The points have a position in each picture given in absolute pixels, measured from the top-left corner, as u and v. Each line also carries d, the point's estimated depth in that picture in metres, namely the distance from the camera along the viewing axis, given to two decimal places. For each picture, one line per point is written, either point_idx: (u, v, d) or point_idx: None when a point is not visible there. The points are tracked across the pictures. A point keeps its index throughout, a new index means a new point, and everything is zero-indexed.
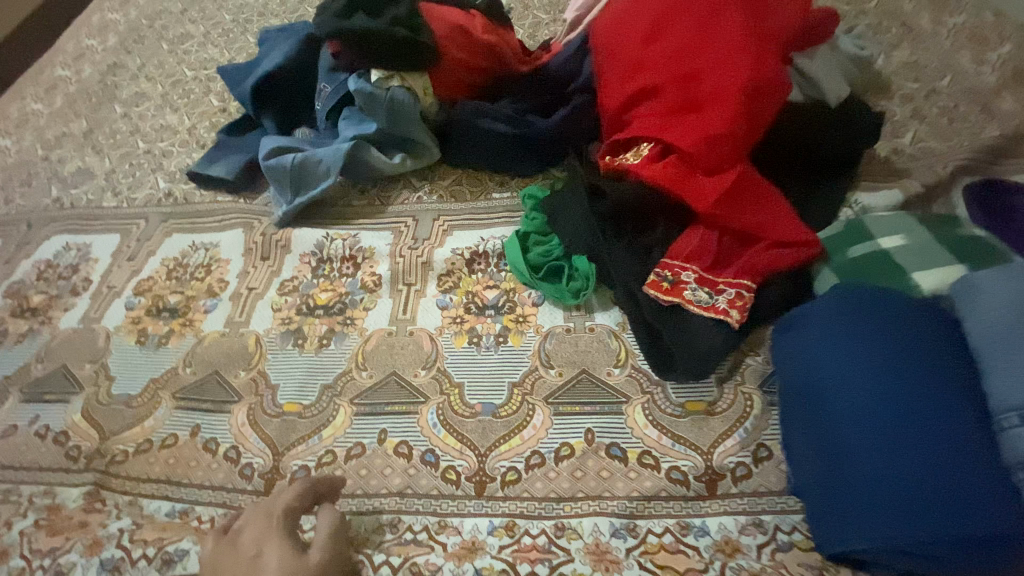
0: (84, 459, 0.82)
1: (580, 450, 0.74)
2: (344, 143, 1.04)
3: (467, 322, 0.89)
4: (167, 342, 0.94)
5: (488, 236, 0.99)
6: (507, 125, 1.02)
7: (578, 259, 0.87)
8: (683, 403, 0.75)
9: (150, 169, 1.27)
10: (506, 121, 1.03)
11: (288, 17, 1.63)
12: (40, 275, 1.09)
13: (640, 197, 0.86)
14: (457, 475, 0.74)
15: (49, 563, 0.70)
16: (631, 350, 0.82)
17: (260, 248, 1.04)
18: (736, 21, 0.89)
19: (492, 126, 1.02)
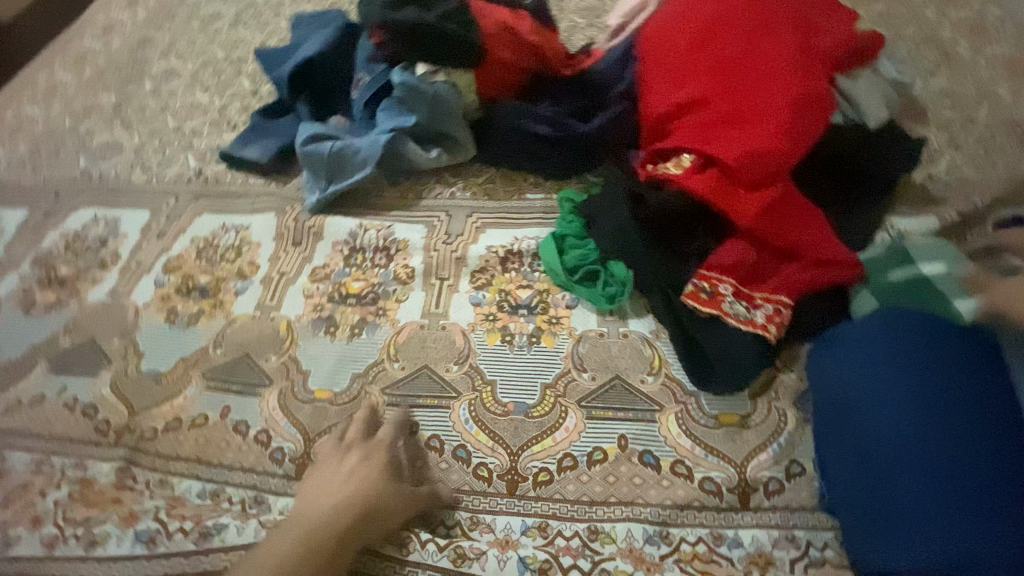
0: (113, 433, 0.82)
1: (613, 456, 0.74)
2: (382, 135, 1.04)
3: (499, 320, 0.90)
4: (197, 322, 0.93)
5: (522, 237, 0.99)
6: (548, 127, 1.02)
7: (614, 264, 0.87)
8: (716, 414, 0.76)
9: (180, 147, 1.27)
10: (547, 123, 1.03)
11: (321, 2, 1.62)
12: (67, 247, 1.08)
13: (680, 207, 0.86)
14: (489, 473, 0.75)
15: (83, 533, 0.72)
16: (665, 358, 0.82)
17: (292, 233, 1.04)
18: (784, 40, 0.90)
19: (532, 128, 1.03)
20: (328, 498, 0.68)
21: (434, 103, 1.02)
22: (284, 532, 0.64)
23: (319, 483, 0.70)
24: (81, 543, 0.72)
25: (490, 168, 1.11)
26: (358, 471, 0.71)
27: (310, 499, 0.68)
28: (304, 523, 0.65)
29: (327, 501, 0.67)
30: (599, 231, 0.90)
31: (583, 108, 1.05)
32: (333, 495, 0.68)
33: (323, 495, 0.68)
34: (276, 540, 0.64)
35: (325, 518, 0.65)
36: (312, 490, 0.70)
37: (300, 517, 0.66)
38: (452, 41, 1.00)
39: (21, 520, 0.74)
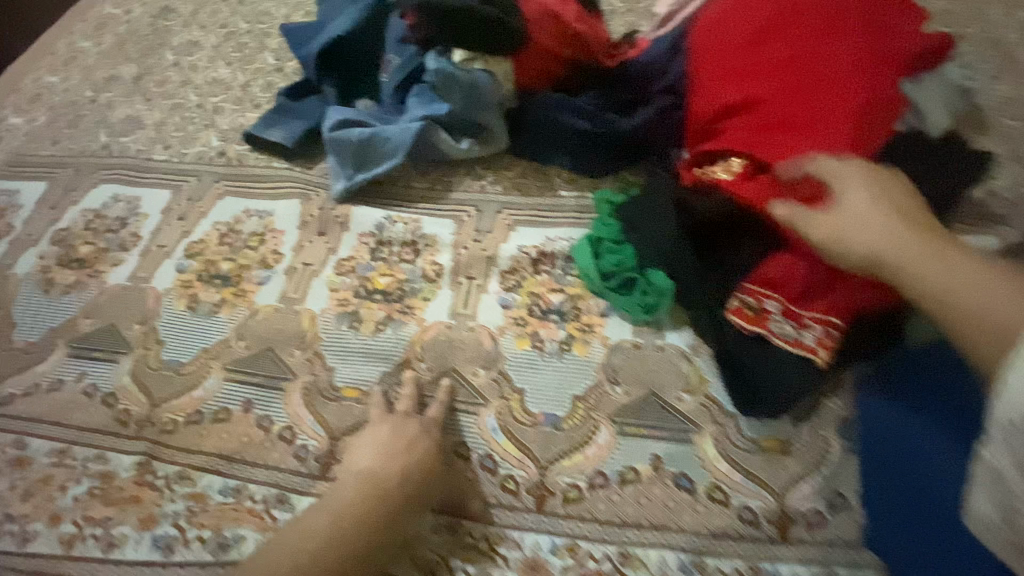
0: (134, 425, 0.80)
1: (646, 476, 0.72)
2: (413, 123, 1.00)
3: (530, 325, 0.86)
4: (218, 311, 0.91)
5: (554, 237, 0.95)
6: (587, 122, 0.98)
7: (655, 274, 0.82)
8: (755, 438, 0.73)
9: (201, 124, 1.22)
10: (587, 117, 0.98)
11: None
12: (87, 226, 1.06)
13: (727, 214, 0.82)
14: (516, 486, 0.73)
15: (103, 535, 0.72)
16: (704, 375, 0.79)
17: (316, 222, 1.00)
18: (849, 40, 0.84)
19: (571, 122, 0.98)
20: (387, 456, 0.71)
21: (471, 92, 0.98)
22: (351, 483, 0.69)
23: (374, 441, 0.73)
24: (101, 544, 0.71)
25: (523, 161, 1.06)
26: (417, 439, 0.74)
27: (369, 454, 0.72)
28: (368, 476, 0.69)
29: (390, 459, 0.71)
30: (637, 238, 0.85)
31: (625, 103, 1.00)
32: (392, 457, 0.71)
33: (370, 461, 0.71)
34: (347, 487, 0.69)
35: (391, 474, 0.70)
36: (363, 450, 0.73)
37: (363, 470, 0.70)
38: (493, 27, 0.95)
39: (42, 514, 0.73)
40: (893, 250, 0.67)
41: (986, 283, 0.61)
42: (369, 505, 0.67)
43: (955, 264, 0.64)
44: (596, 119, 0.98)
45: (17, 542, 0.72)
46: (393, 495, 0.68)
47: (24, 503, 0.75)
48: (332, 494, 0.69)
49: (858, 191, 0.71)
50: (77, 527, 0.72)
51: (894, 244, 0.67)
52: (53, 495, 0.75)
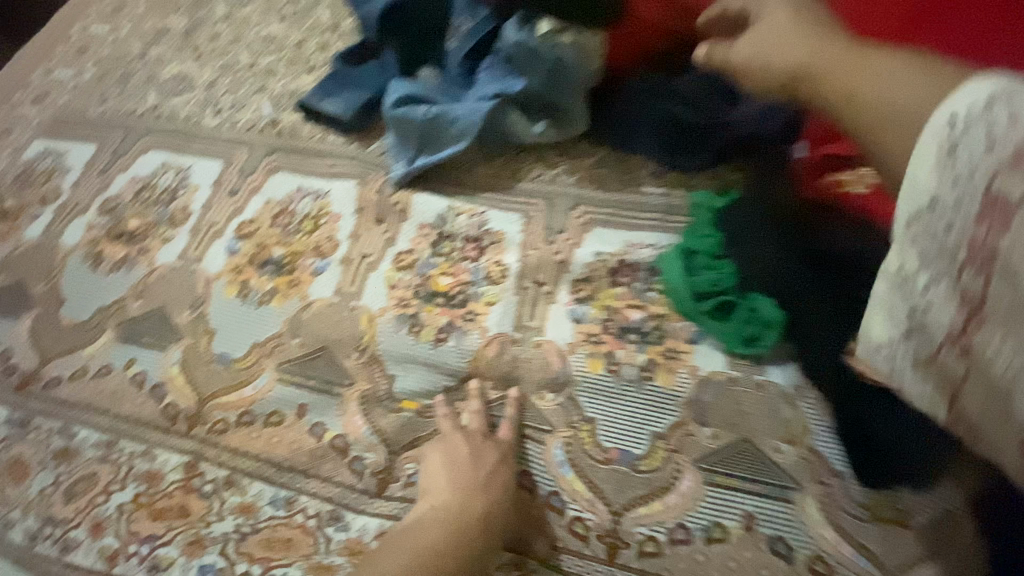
0: (184, 421, 0.77)
1: (735, 537, 0.64)
2: (484, 102, 0.89)
3: (604, 344, 0.76)
4: (269, 302, 0.85)
5: (636, 242, 0.84)
6: (688, 110, 0.85)
7: (760, 300, 0.72)
8: (867, 504, 0.64)
9: (253, 87, 1.13)
10: (687, 105, 0.85)
11: None
12: (137, 196, 1.01)
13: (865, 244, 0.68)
14: (585, 531, 0.66)
15: (149, 554, 0.69)
16: (807, 423, 0.69)
17: (374, 208, 0.92)
18: None
19: (668, 109, 0.86)
20: (460, 490, 0.66)
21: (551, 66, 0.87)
22: (426, 520, 0.65)
23: (450, 469, 0.68)
24: (146, 566, 0.68)
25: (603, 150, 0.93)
26: (494, 476, 0.68)
27: (442, 483, 0.68)
28: (444, 513, 0.65)
29: (468, 499, 0.66)
30: (745, 254, 0.74)
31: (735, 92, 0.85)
32: (469, 493, 0.66)
33: (445, 499, 0.66)
34: (421, 523, 0.65)
35: (470, 518, 0.65)
36: (435, 484, 0.68)
37: (440, 508, 0.66)
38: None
39: (85, 521, 0.71)
40: (817, 63, 0.53)
41: (899, 71, 0.48)
42: (443, 548, 0.62)
43: (868, 61, 0.50)
44: (699, 108, 0.85)
45: (58, 548, 0.71)
46: (466, 537, 0.64)
47: (67, 506, 0.73)
48: (407, 529, 0.65)
49: (778, 11, 0.59)
50: (121, 542, 0.70)
51: (817, 54, 0.54)
52: (95, 501, 0.72)
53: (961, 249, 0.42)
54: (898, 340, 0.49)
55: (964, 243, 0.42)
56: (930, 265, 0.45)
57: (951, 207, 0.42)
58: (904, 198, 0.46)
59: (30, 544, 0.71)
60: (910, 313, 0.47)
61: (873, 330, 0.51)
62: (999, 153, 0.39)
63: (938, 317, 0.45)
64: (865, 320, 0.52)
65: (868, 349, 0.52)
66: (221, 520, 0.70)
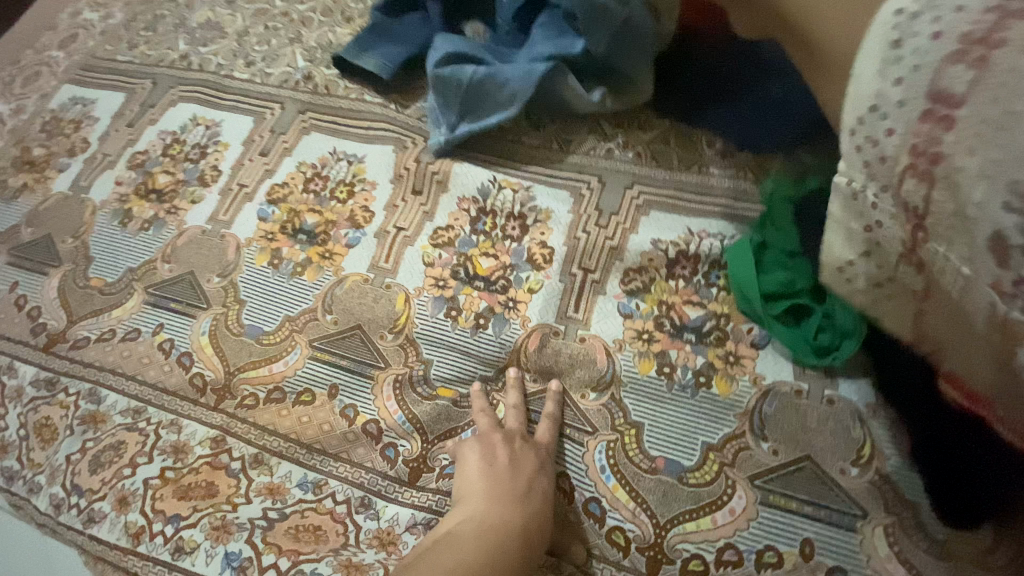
0: (212, 394, 0.74)
1: (791, 564, 0.59)
2: (539, 63, 0.80)
3: (657, 342, 0.70)
4: (301, 273, 0.82)
5: (696, 229, 0.76)
6: (746, 75, 0.79)
7: (838, 305, 0.64)
8: (943, 541, 0.58)
9: (287, 38, 1.05)
10: (747, 70, 0.79)
11: None
12: (166, 151, 0.96)
13: None
14: (626, 541, 0.62)
15: (172, 534, 0.67)
16: (879, 446, 0.62)
17: (412, 178, 0.86)
18: None
19: (723, 69, 0.80)
20: (498, 501, 0.59)
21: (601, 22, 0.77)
22: (462, 532, 0.57)
23: (487, 470, 0.61)
24: (170, 545, 0.66)
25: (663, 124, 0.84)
26: (535, 483, 0.61)
27: (477, 490, 0.60)
28: (482, 523, 0.57)
29: (507, 507, 0.58)
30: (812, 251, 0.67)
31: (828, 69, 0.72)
32: (510, 502, 0.59)
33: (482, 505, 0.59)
34: (456, 536, 0.57)
35: (513, 532, 0.57)
36: (469, 487, 0.61)
37: (478, 517, 0.58)
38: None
39: (110, 493, 0.70)
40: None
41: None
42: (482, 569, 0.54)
43: None
44: (758, 75, 0.78)
45: (83, 519, 0.69)
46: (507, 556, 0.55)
47: (93, 476, 0.71)
48: (439, 544, 0.57)
49: None
50: (146, 519, 0.68)
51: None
52: (121, 473, 0.71)
53: (904, 158, 0.38)
54: (857, 261, 0.45)
55: (907, 149, 0.38)
56: (875, 177, 0.41)
57: (895, 106, 0.39)
58: (853, 102, 0.42)
59: (55, 512, 0.70)
60: (865, 233, 0.44)
61: (833, 252, 0.47)
62: (947, 41, 0.36)
63: (890, 239, 0.42)
64: (826, 242, 0.48)
65: (832, 276, 0.49)
66: (247, 501, 0.68)
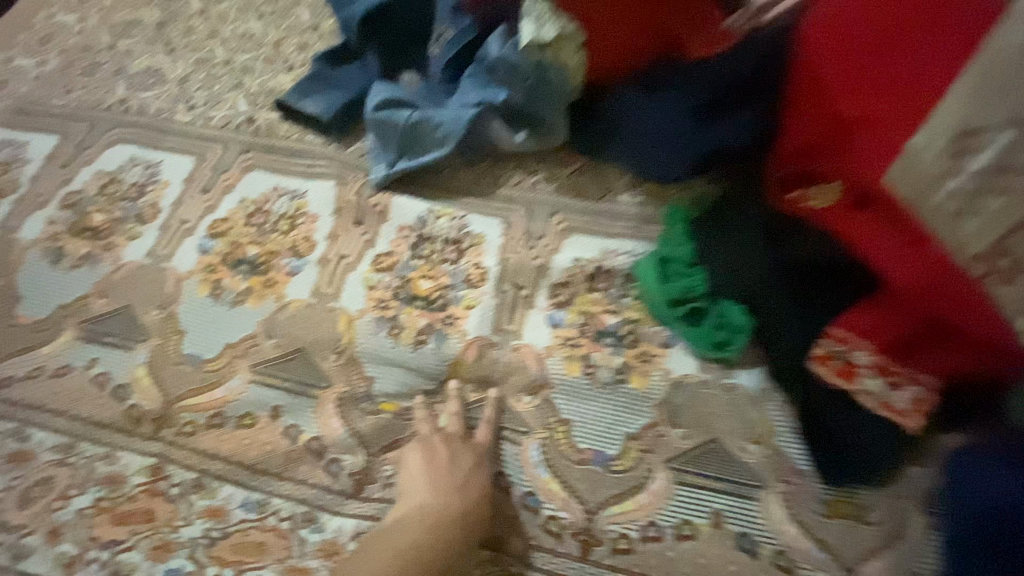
0: (149, 423, 0.75)
1: (705, 534, 0.65)
2: (467, 109, 0.90)
3: (581, 347, 0.78)
4: (244, 302, 0.84)
5: (612, 250, 0.86)
6: (672, 112, 0.82)
7: (728, 306, 0.75)
8: (829, 501, 0.66)
9: (229, 84, 1.11)
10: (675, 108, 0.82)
11: None
12: (103, 190, 0.98)
13: (824, 263, 0.72)
14: (560, 529, 0.67)
15: (109, 558, 0.67)
16: (771, 424, 0.71)
17: (353, 210, 0.92)
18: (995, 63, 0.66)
19: (652, 110, 0.83)
20: (437, 492, 0.66)
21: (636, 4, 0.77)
22: (406, 520, 0.65)
23: (430, 470, 0.68)
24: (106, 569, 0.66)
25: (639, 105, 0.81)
26: (470, 475, 0.68)
27: (420, 485, 0.68)
28: (423, 512, 0.65)
29: (444, 496, 0.66)
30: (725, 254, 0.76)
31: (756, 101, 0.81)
32: (448, 493, 0.66)
33: (425, 497, 0.66)
34: (401, 525, 0.65)
35: (449, 518, 0.65)
36: (414, 482, 0.68)
37: (421, 507, 0.66)
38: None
39: (40, 528, 0.69)
40: None
41: None
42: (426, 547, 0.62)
43: None
44: (686, 114, 0.82)
45: (9, 556, 0.68)
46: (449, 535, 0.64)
47: (20, 512, 0.70)
48: (388, 529, 0.65)
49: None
50: (80, 548, 0.68)
51: None
52: (51, 506, 0.70)
53: None
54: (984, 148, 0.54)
55: None
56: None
57: None
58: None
59: None
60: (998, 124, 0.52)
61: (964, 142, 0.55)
62: None
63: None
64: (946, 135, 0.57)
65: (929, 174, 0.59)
66: (188, 524, 0.68)
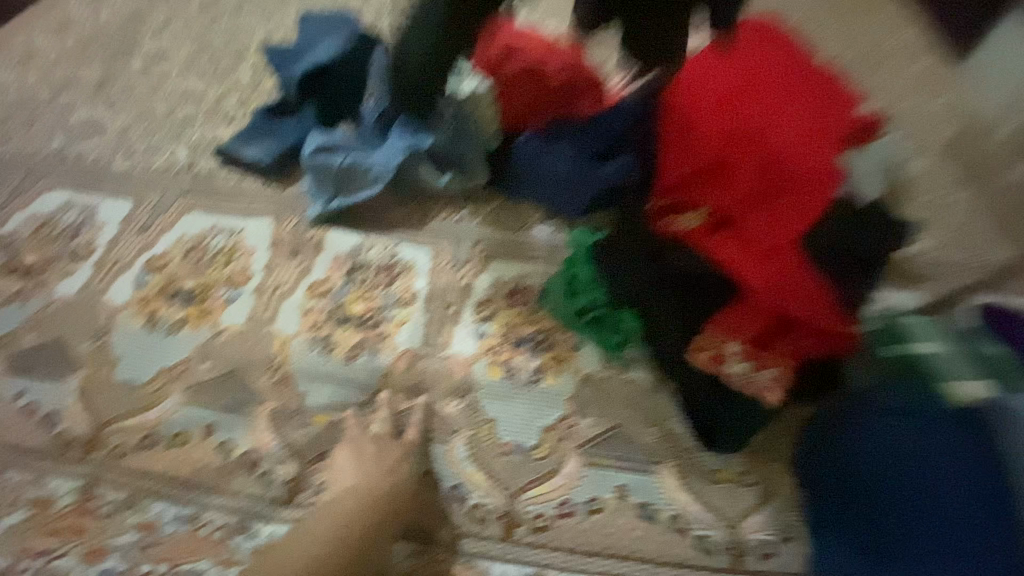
0: (83, 447, 0.77)
1: (612, 507, 0.75)
2: (395, 153, 1.02)
3: (503, 354, 0.87)
4: (179, 330, 0.88)
5: (528, 272, 0.98)
6: (570, 156, 0.97)
7: (625, 313, 0.85)
8: (714, 470, 0.77)
9: (170, 135, 1.18)
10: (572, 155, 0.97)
11: None
12: (37, 232, 1.01)
13: (696, 272, 0.85)
14: (484, 514, 0.75)
15: (43, 565, 0.70)
16: (666, 410, 0.83)
17: (289, 244, 1.00)
18: (801, 113, 0.89)
19: (555, 155, 0.98)
20: (369, 474, 0.74)
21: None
22: (338, 499, 0.72)
23: (358, 459, 0.76)
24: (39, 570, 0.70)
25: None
26: (398, 462, 0.76)
27: (353, 470, 0.75)
28: (355, 491, 0.72)
29: (371, 476, 0.73)
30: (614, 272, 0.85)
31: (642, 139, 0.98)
32: (375, 474, 0.74)
33: (356, 476, 0.74)
34: (334, 503, 0.71)
35: (379, 492, 0.72)
36: (350, 467, 0.76)
37: (352, 488, 0.72)
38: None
39: None
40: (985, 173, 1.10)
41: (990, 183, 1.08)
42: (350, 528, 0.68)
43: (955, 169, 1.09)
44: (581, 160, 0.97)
45: None
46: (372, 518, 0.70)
47: None
48: (322, 507, 0.71)
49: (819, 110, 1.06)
50: (8, 563, 0.71)
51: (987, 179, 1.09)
52: None
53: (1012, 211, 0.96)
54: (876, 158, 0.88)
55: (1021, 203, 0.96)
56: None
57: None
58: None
59: None
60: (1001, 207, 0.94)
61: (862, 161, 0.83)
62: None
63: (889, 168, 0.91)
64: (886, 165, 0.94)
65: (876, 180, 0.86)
66: (118, 539, 0.72)
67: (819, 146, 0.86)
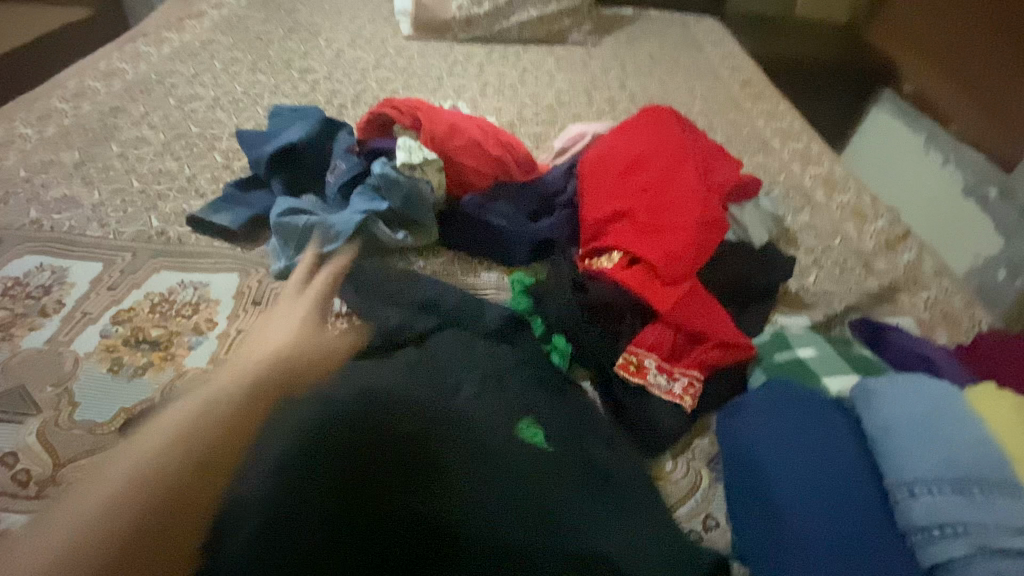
0: (34, 485, 0.79)
1: None
2: (356, 214, 1.09)
3: None
4: (143, 373, 0.93)
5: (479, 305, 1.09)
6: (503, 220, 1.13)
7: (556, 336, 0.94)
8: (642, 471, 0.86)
9: (143, 208, 1.28)
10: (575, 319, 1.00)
11: (297, 90, 1.70)
12: (5, 292, 1.06)
13: (616, 297, 0.97)
14: None
15: None
16: None
17: (252, 294, 1.08)
18: (688, 172, 1.13)
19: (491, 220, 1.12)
20: None
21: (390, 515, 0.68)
22: None
23: None
24: None
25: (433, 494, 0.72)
26: None
27: None
28: None
29: None
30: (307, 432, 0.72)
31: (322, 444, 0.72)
32: None
33: None
34: None
35: None
36: None
37: None
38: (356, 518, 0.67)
39: None
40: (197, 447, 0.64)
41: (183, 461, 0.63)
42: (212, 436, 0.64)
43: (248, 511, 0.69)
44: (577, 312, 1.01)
45: None
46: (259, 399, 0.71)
47: None
48: None
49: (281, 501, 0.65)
50: None
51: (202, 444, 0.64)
52: None
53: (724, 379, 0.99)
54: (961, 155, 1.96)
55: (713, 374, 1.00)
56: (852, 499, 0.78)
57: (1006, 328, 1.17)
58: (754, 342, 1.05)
59: None
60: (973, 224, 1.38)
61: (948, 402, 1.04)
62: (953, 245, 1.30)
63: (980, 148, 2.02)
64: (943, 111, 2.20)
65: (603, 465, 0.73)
66: None
67: (706, 194, 1.10)
